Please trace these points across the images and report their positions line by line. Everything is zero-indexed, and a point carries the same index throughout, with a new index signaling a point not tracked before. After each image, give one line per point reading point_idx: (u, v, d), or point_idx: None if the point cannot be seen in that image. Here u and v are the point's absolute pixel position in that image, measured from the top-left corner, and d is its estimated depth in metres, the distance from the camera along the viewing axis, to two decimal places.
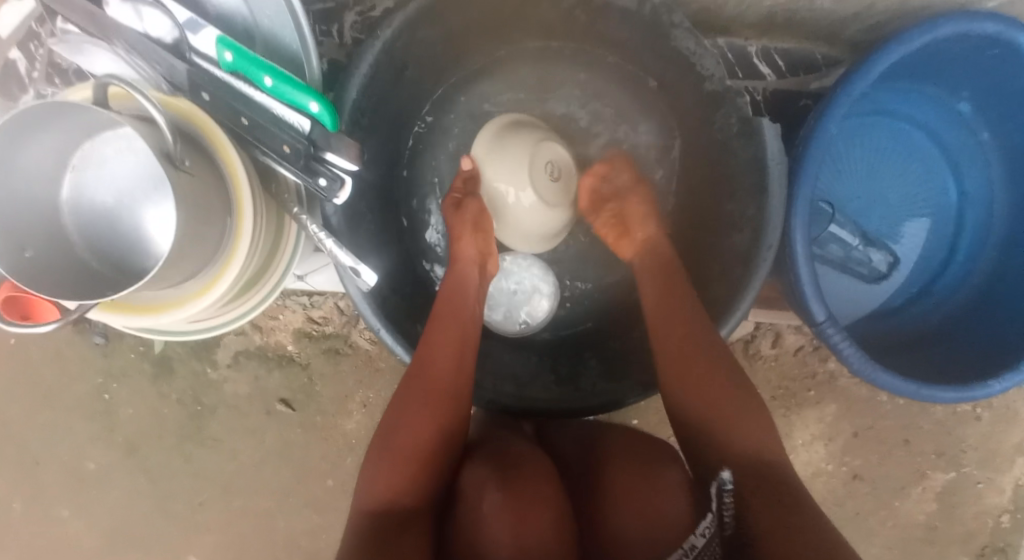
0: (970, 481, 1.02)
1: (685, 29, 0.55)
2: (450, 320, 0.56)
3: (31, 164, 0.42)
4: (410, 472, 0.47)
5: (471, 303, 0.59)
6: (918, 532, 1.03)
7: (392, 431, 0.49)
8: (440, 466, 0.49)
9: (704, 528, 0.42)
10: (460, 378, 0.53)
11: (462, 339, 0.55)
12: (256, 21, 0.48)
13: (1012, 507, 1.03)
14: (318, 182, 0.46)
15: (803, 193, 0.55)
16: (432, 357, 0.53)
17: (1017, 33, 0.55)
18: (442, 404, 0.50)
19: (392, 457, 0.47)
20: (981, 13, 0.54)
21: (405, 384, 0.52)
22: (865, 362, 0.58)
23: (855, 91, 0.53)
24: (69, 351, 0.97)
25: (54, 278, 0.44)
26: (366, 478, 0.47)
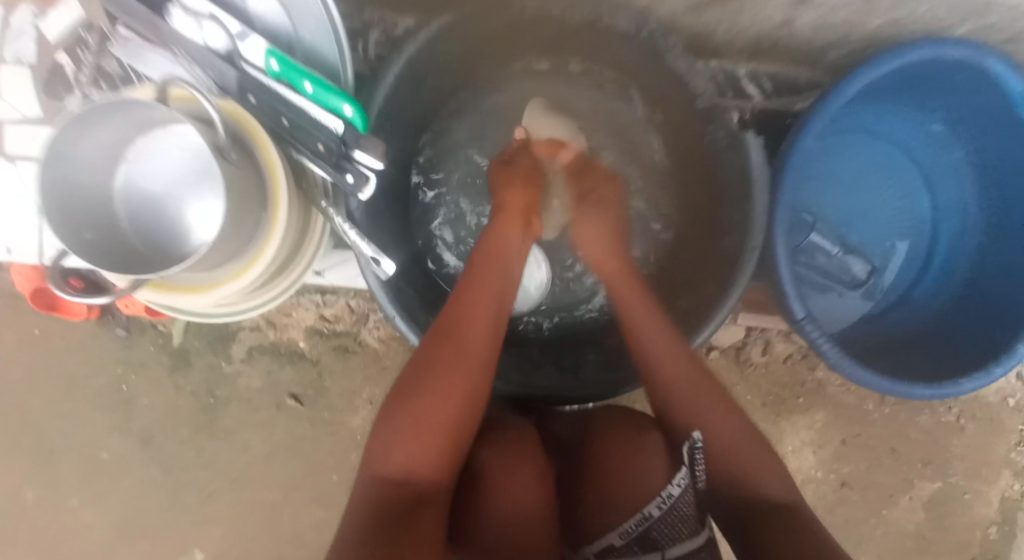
0: (958, 492, 1.05)
1: (678, 50, 0.61)
2: (479, 297, 0.57)
3: (90, 155, 0.47)
4: (429, 443, 0.48)
5: (501, 283, 0.60)
6: (907, 540, 1.06)
7: (409, 396, 0.50)
8: (458, 439, 0.50)
9: (680, 480, 0.49)
10: (485, 355, 0.54)
11: (490, 312, 0.57)
12: (298, 36, 0.54)
13: (998, 518, 1.06)
14: (346, 178, 0.52)
15: (783, 202, 0.60)
16: (458, 331, 0.54)
17: (986, 58, 0.59)
18: (470, 374, 0.51)
19: (413, 426, 0.48)
20: (952, 39, 0.59)
21: (427, 353, 0.52)
22: (842, 357, 0.63)
23: (830, 108, 0.59)
24: (92, 341, 1.01)
25: (108, 256, 0.49)
26: (380, 441, 0.48)
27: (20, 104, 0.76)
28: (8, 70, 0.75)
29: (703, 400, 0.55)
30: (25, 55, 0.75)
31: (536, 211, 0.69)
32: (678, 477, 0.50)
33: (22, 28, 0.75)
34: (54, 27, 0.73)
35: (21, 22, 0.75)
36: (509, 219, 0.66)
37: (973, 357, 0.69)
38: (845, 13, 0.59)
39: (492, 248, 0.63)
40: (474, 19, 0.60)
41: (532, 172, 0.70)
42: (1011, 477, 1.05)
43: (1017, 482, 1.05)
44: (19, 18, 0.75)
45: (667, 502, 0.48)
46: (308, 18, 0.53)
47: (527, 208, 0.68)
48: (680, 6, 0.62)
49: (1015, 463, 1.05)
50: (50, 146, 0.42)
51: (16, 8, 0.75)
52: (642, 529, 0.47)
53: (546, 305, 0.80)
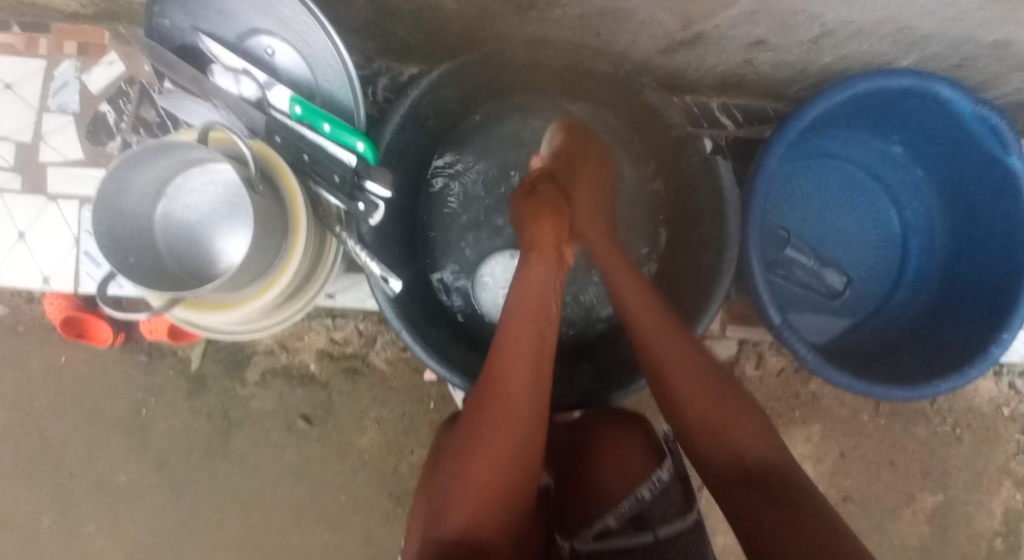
0: (960, 503, 1.03)
1: (652, 88, 0.67)
2: (521, 342, 0.56)
3: (138, 190, 0.54)
4: (482, 501, 0.46)
5: (541, 325, 0.59)
6: (914, 556, 1.03)
7: (462, 457, 0.49)
8: (515, 495, 0.49)
9: (667, 466, 0.58)
10: (533, 405, 0.52)
11: (535, 358, 0.55)
12: (318, 84, 0.65)
13: (1003, 529, 1.03)
14: (358, 205, 0.59)
15: (755, 219, 0.66)
16: (503, 382, 0.53)
17: (935, 83, 0.66)
18: (518, 426, 0.50)
19: (467, 487, 0.47)
20: (899, 70, 0.66)
21: (476, 409, 0.52)
22: (818, 360, 0.68)
23: (788, 136, 0.66)
24: (115, 367, 1.05)
25: (150, 278, 0.55)
26: (439, 503, 0.47)
27: (64, 148, 0.85)
28: (54, 119, 0.85)
29: (705, 389, 0.54)
30: (69, 106, 0.84)
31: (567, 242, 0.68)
32: (664, 463, 0.58)
33: (66, 80, 0.84)
34: (97, 81, 0.84)
35: (66, 76, 0.84)
36: (539, 254, 0.65)
37: (938, 359, 0.75)
38: (795, 52, 0.68)
39: (527, 286, 0.62)
40: (476, 71, 0.68)
41: (557, 201, 0.69)
42: (1013, 486, 1.02)
43: (1019, 491, 1.02)
44: (64, 71, 0.84)
45: (658, 485, 0.57)
46: (327, 70, 0.63)
47: (557, 241, 0.67)
48: (652, 51, 0.71)
49: (1014, 473, 1.02)
50: (105, 181, 0.49)
51: (60, 61, 0.84)
52: (635, 511, 0.55)
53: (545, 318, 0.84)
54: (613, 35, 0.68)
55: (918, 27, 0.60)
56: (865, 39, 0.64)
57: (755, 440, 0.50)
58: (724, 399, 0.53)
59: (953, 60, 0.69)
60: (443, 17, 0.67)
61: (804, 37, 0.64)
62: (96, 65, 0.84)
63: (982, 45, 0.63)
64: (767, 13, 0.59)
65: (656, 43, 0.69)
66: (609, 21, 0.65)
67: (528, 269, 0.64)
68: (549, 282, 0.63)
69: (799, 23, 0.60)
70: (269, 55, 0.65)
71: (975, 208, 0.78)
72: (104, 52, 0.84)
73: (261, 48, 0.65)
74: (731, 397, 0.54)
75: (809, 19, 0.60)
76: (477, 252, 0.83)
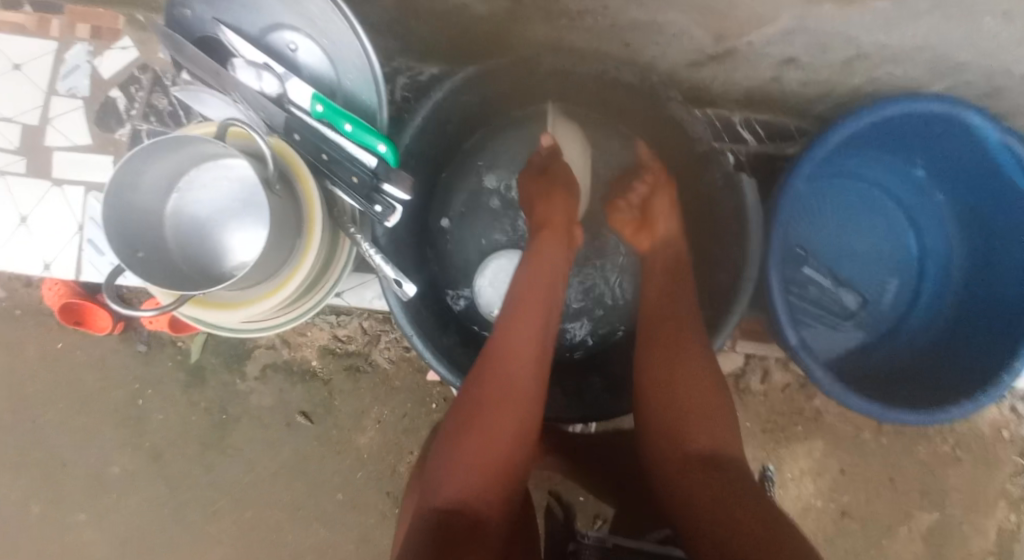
0: (957, 525, 1.02)
1: (678, 101, 0.65)
2: (527, 322, 0.55)
3: (150, 182, 0.53)
4: (478, 476, 0.45)
5: (548, 306, 0.58)
6: None
7: (461, 432, 0.48)
8: (511, 474, 0.48)
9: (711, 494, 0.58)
10: (536, 386, 0.51)
11: (538, 335, 0.55)
12: (340, 82, 0.63)
13: (998, 553, 1.02)
14: (375, 209, 0.58)
15: (776, 239, 0.66)
16: (507, 359, 0.51)
17: (963, 110, 0.64)
18: (517, 404, 0.49)
19: (461, 459, 0.46)
20: (930, 94, 0.64)
21: (476, 385, 0.50)
22: (834, 384, 0.66)
23: (816, 155, 0.65)
24: (112, 356, 1.03)
25: (159, 273, 0.53)
26: (435, 478, 0.46)
27: (71, 134, 0.83)
28: (63, 103, 0.83)
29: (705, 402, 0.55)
30: (79, 90, 0.82)
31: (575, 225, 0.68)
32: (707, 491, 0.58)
33: (77, 64, 0.82)
34: (108, 67, 0.82)
35: (76, 59, 0.82)
36: (550, 231, 0.64)
37: (950, 384, 0.74)
38: (825, 72, 0.66)
39: (536, 267, 0.61)
40: (501, 75, 0.66)
41: (571, 182, 0.69)
42: (1007, 508, 1.01)
43: (1013, 513, 1.01)
44: (75, 55, 0.82)
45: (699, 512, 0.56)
46: (350, 68, 0.62)
47: (568, 219, 0.66)
48: (680, 62, 0.69)
49: (1012, 495, 1.01)
50: (118, 173, 0.48)
51: (71, 44, 0.82)
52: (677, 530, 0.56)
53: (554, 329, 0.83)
54: (642, 46, 0.66)
55: (954, 55, 0.59)
56: (897, 63, 0.63)
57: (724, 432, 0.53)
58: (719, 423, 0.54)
59: (984, 88, 0.67)
60: (468, 19, 0.65)
61: (836, 58, 0.62)
62: (107, 49, 0.82)
63: (1018, 75, 0.62)
64: (803, 33, 0.57)
65: (684, 56, 0.67)
66: (639, 32, 0.63)
67: (537, 250, 0.63)
68: (556, 264, 0.62)
69: (833, 44, 0.59)
70: (290, 50, 0.63)
71: (994, 235, 0.77)
72: (116, 36, 0.82)
73: (282, 43, 0.63)
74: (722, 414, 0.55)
75: (844, 41, 0.58)
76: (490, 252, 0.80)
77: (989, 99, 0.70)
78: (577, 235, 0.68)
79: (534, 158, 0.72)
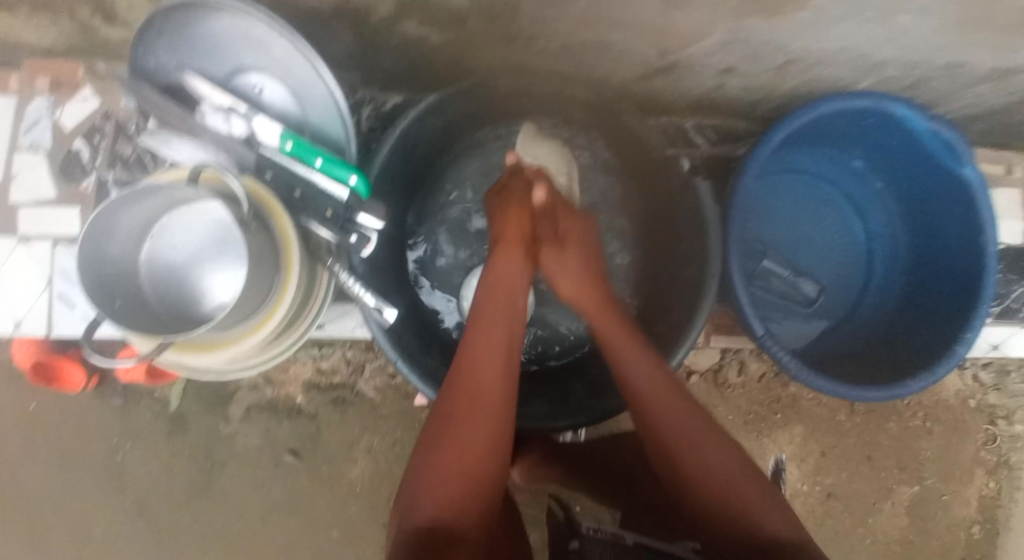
0: (937, 494, 1.06)
1: (632, 113, 0.69)
2: (493, 336, 0.55)
3: (123, 231, 0.54)
4: (456, 490, 0.44)
5: (512, 320, 0.58)
6: (897, 549, 1.06)
7: (434, 449, 0.47)
8: (491, 487, 0.46)
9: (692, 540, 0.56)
10: (507, 397, 0.51)
11: (506, 346, 0.55)
12: (307, 119, 0.65)
13: (979, 517, 1.07)
14: (349, 238, 0.60)
15: (734, 235, 0.70)
16: (476, 373, 0.51)
17: (889, 103, 0.70)
18: (490, 417, 0.48)
19: (437, 473, 0.45)
20: (859, 91, 0.70)
21: (448, 402, 0.50)
22: (802, 368, 0.70)
23: (762, 155, 0.69)
24: (88, 411, 1.00)
25: (138, 320, 0.54)
26: (411, 497, 0.45)
27: (36, 188, 0.82)
28: (26, 156, 0.82)
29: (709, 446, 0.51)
30: (42, 142, 0.82)
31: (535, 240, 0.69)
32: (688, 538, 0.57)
33: (38, 117, 0.82)
34: (71, 117, 0.82)
35: (37, 113, 0.82)
36: (506, 247, 0.65)
37: (913, 358, 0.78)
38: (764, 77, 0.71)
39: (496, 280, 0.62)
40: (462, 100, 0.69)
41: (533, 197, 0.70)
42: (984, 474, 1.07)
43: (991, 479, 1.06)
44: (36, 108, 0.82)
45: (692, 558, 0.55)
46: (316, 104, 0.64)
47: (528, 235, 0.68)
48: (630, 77, 0.73)
49: (984, 460, 1.06)
50: (92, 222, 0.49)
51: (31, 97, 0.82)
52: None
53: (534, 340, 0.86)
54: (593, 64, 0.70)
55: (876, 53, 0.64)
56: (827, 65, 0.68)
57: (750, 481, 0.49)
58: (729, 459, 0.50)
59: (907, 81, 0.73)
60: (428, 50, 0.68)
61: (771, 64, 0.67)
62: (69, 100, 0.82)
63: (934, 67, 0.68)
64: (738, 43, 0.62)
65: (633, 71, 0.71)
66: (590, 52, 0.67)
67: (494, 264, 0.64)
68: (517, 279, 0.63)
69: (767, 52, 0.64)
70: (256, 92, 0.65)
71: (931, 216, 0.83)
72: (78, 88, 0.82)
73: (248, 85, 0.65)
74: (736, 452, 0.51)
75: (777, 49, 0.63)
76: (464, 268, 0.82)
77: (913, 91, 0.76)
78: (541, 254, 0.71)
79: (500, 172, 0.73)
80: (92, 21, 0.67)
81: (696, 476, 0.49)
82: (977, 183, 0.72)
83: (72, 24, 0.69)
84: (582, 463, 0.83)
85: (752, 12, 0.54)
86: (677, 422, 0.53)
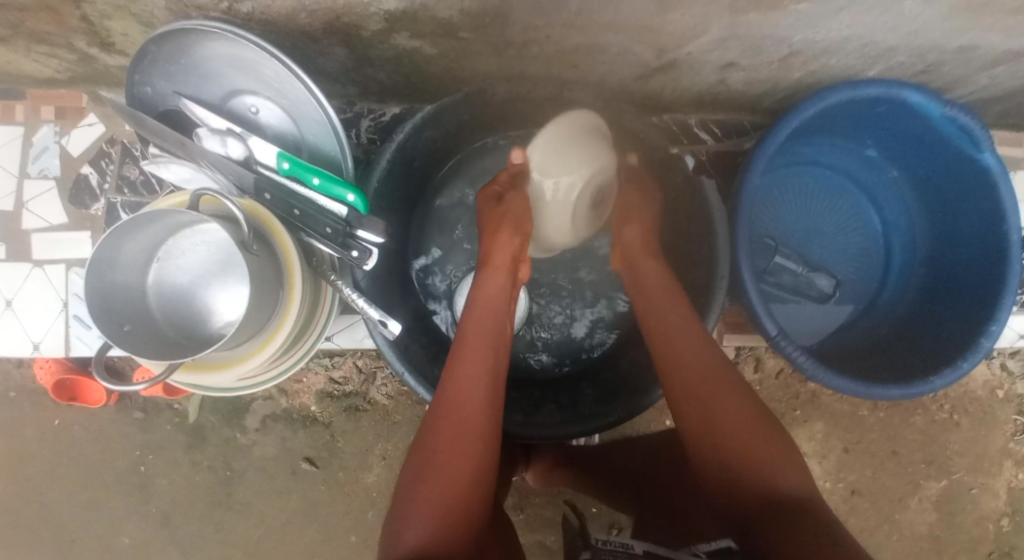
0: (965, 488, 1.03)
1: (632, 113, 0.67)
2: (474, 364, 0.56)
3: (129, 256, 0.54)
4: (443, 518, 0.46)
5: (496, 345, 0.59)
6: (924, 545, 1.03)
7: (420, 480, 0.49)
8: (475, 512, 0.49)
9: None
10: (488, 426, 0.52)
11: (493, 371, 0.56)
12: (303, 137, 0.67)
13: (1009, 510, 1.04)
14: (352, 254, 0.60)
15: (743, 233, 0.67)
16: (457, 405, 0.52)
17: (899, 90, 0.67)
18: (472, 447, 0.50)
19: (419, 503, 0.47)
20: (867, 79, 0.67)
21: (433, 431, 0.51)
22: (817, 367, 0.68)
23: (769, 150, 0.68)
24: (110, 426, 1.03)
25: (147, 343, 0.54)
26: (398, 524, 0.47)
27: (47, 214, 0.84)
28: (35, 184, 0.84)
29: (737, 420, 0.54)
30: (51, 170, 0.84)
31: (525, 259, 0.69)
32: None
33: (46, 145, 0.84)
34: (77, 144, 0.84)
35: (45, 141, 0.84)
36: (496, 267, 0.66)
37: (928, 356, 0.76)
38: (767, 70, 0.70)
39: (483, 303, 0.63)
40: (459, 109, 0.68)
41: (524, 215, 0.68)
42: (1014, 466, 1.03)
43: (1021, 471, 1.03)
44: (43, 136, 0.84)
45: None
46: (311, 124, 0.66)
47: (514, 256, 0.67)
48: (629, 76, 0.72)
49: (1014, 451, 1.03)
50: (97, 251, 0.49)
51: (38, 127, 0.84)
52: None
53: (541, 346, 0.84)
54: (589, 66, 0.69)
55: (881, 41, 0.62)
56: (833, 54, 0.66)
57: (784, 453, 0.52)
58: (746, 441, 0.53)
59: (918, 67, 0.71)
60: (422, 61, 0.68)
61: (774, 56, 0.65)
62: (75, 128, 0.83)
63: (947, 51, 0.65)
64: (736, 39, 0.60)
65: (632, 71, 0.70)
66: (585, 55, 0.66)
67: (483, 285, 0.65)
68: (502, 303, 0.63)
69: (766, 46, 0.62)
70: (253, 113, 0.66)
71: (948, 201, 0.80)
72: (82, 115, 0.83)
73: (244, 106, 0.66)
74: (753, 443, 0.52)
75: (777, 42, 0.61)
76: (466, 273, 0.82)
77: (926, 77, 0.73)
78: (524, 270, 0.70)
79: (500, 175, 0.72)
80: (90, 51, 0.68)
81: (733, 448, 0.53)
82: (998, 169, 0.69)
83: (72, 55, 0.70)
84: (595, 466, 0.83)
85: (747, 8, 0.53)
86: (711, 388, 0.57)
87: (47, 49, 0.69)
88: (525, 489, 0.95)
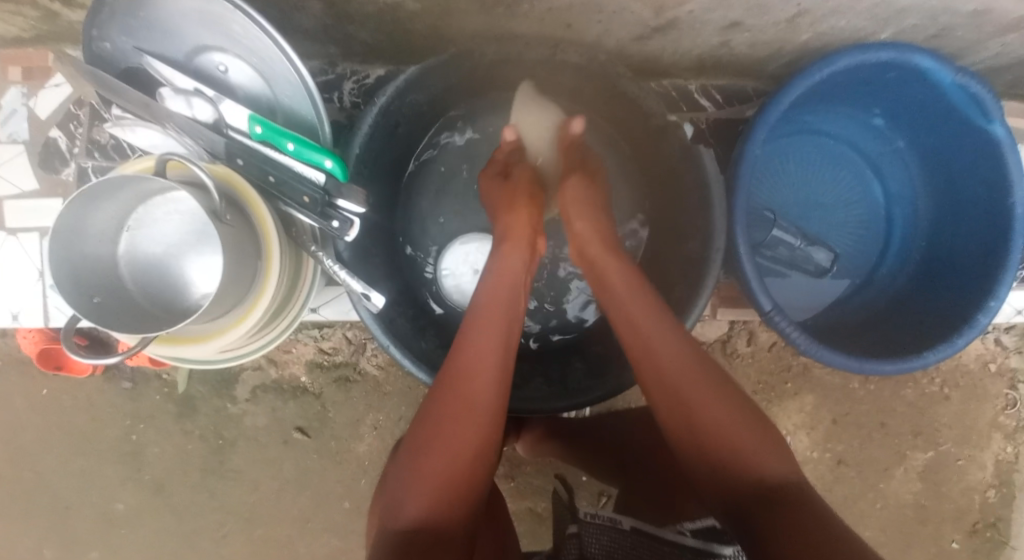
0: (952, 459, 1.04)
1: (628, 77, 0.64)
2: (487, 337, 0.54)
3: (96, 225, 0.52)
4: (446, 493, 0.45)
5: (510, 317, 0.57)
6: (909, 514, 1.05)
7: (422, 453, 0.48)
8: (475, 487, 0.48)
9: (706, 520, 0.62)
10: (497, 401, 0.51)
11: (504, 346, 0.54)
12: (277, 99, 0.63)
13: (995, 481, 1.05)
14: (332, 224, 0.57)
15: (739, 205, 0.65)
16: (468, 379, 0.51)
17: (913, 55, 0.64)
18: (479, 422, 0.49)
19: (419, 478, 0.46)
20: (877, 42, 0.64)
21: (438, 403, 0.50)
22: (811, 343, 0.67)
23: (770, 119, 0.64)
24: (98, 396, 1.02)
25: (119, 315, 0.52)
26: (398, 497, 0.47)
27: (18, 181, 0.81)
28: (4, 149, 0.80)
29: (727, 410, 0.51)
30: (19, 134, 0.80)
31: (540, 233, 0.68)
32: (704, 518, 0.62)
33: (14, 107, 0.80)
34: (45, 106, 0.80)
35: (11, 103, 0.80)
36: (513, 242, 0.64)
37: (923, 333, 0.75)
38: (773, 30, 0.66)
39: (498, 275, 0.60)
40: (445, 71, 0.65)
41: (533, 190, 0.69)
42: (1002, 440, 1.04)
43: (1008, 444, 1.04)
44: (9, 99, 0.80)
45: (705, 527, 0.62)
46: (285, 85, 0.62)
47: (532, 228, 0.66)
48: (626, 37, 0.68)
49: (1002, 424, 1.04)
50: (60, 220, 0.46)
51: (4, 88, 0.80)
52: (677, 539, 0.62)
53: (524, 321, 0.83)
54: (584, 25, 0.65)
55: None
56: (843, 14, 0.62)
57: (769, 446, 0.50)
58: (743, 430, 0.50)
59: (932, 29, 0.67)
60: (405, 18, 0.64)
61: (781, 16, 0.61)
62: (42, 89, 0.80)
63: (961, 14, 0.61)
64: None
65: (629, 30, 0.66)
66: (577, 12, 0.62)
67: (500, 259, 0.62)
68: (519, 276, 0.61)
69: (773, 5, 0.58)
70: (221, 72, 0.63)
71: (955, 175, 0.78)
72: (49, 75, 0.79)
73: (211, 65, 0.62)
74: (752, 429, 0.51)
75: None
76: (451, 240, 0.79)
77: (937, 41, 0.70)
78: (541, 243, 0.68)
79: (496, 155, 0.73)
80: (50, 5, 0.64)
81: (726, 440, 0.50)
82: (1005, 140, 0.67)
83: (32, 11, 0.66)
84: (583, 438, 0.82)
85: None
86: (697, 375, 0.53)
87: (8, 5, 0.65)
88: (516, 459, 0.96)
